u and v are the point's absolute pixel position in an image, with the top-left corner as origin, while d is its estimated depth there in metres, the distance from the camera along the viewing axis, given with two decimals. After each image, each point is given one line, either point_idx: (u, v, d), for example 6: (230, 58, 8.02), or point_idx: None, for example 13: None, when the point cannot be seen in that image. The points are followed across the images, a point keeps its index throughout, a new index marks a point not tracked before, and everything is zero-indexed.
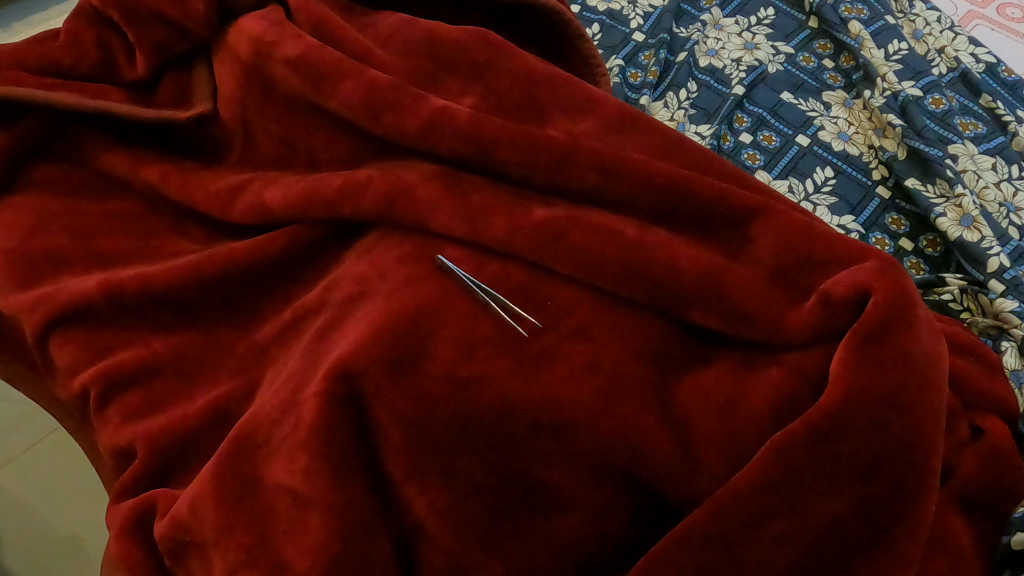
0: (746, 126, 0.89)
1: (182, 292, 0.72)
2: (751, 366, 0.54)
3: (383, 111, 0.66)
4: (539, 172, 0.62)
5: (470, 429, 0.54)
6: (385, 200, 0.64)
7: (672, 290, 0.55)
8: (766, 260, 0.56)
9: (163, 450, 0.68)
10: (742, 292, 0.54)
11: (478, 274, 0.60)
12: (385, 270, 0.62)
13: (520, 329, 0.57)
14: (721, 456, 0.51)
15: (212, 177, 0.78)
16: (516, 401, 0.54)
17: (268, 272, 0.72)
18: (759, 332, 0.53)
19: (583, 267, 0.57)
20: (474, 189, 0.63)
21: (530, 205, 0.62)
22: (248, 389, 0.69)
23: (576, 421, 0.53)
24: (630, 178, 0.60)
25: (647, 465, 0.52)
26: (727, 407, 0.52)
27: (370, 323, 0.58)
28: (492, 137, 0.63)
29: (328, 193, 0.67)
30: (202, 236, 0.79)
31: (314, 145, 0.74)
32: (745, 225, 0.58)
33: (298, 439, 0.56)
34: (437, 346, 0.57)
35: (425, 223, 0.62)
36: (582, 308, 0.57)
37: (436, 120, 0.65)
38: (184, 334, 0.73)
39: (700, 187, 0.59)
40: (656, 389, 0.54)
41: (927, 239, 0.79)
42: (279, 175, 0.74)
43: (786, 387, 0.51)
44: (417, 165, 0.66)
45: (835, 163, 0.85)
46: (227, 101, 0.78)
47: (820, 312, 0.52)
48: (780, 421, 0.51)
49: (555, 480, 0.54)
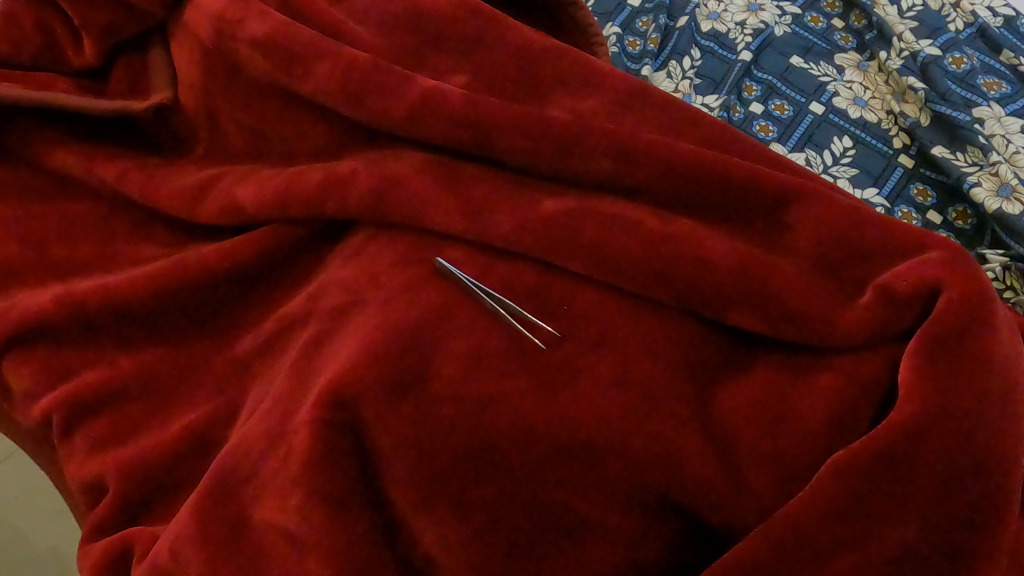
0: (756, 95, 0.82)
1: (149, 305, 0.65)
2: (798, 371, 0.48)
3: (365, 95, 0.59)
4: (545, 159, 0.55)
5: (486, 456, 0.48)
6: (373, 195, 0.57)
7: (704, 289, 0.49)
8: (807, 251, 0.50)
9: (137, 483, 0.61)
10: (788, 290, 0.48)
11: (484, 278, 0.53)
12: (378, 275, 0.56)
13: (536, 340, 0.51)
14: (769, 477, 0.45)
15: (176, 173, 0.70)
16: (536, 423, 0.48)
17: (244, 279, 0.65)
18: (807, 334, 0.47)
19: (602, 265, 0.51)
20: (474, 180, 0.56)
21: (537, 196, 0.55)
22: (230, 411, 0.62)
23: (605, 442, 0.47)
24: (650, 163, 0.53)
25: (688, 491, 0.46)
26: (774, 419, 0.46)
27: (366, 338, 0.52)
28: (491, 122, 0.56)
29: (308, 189, 0.60)
30: (169, 238, 0.72)
31: (290, 136, 0.66)
32: (780, 210, 0.52)
33: (291, 475, 0.50)
34: (443, 363, 0.51)
35: (420, 221, 0.56)
36: (603, 312, 0.51)
37: (426, 104, 0.57)
38: (155, 350, 0.66)
39: (729, 171, 0.52)
40: (692, 401, 0.48)
41: (956, 210, 0.74)
42: (251, 170, 0.67)
43: (841, 395, 0.46)
44: (406, 155, 0.59)
45: (853, 131, 0.79)
46: (188, 88, 0.70)
47: (878, 309, 0.46)
48: (837, 433, 0.45)
49: (583, 508, 0.48)
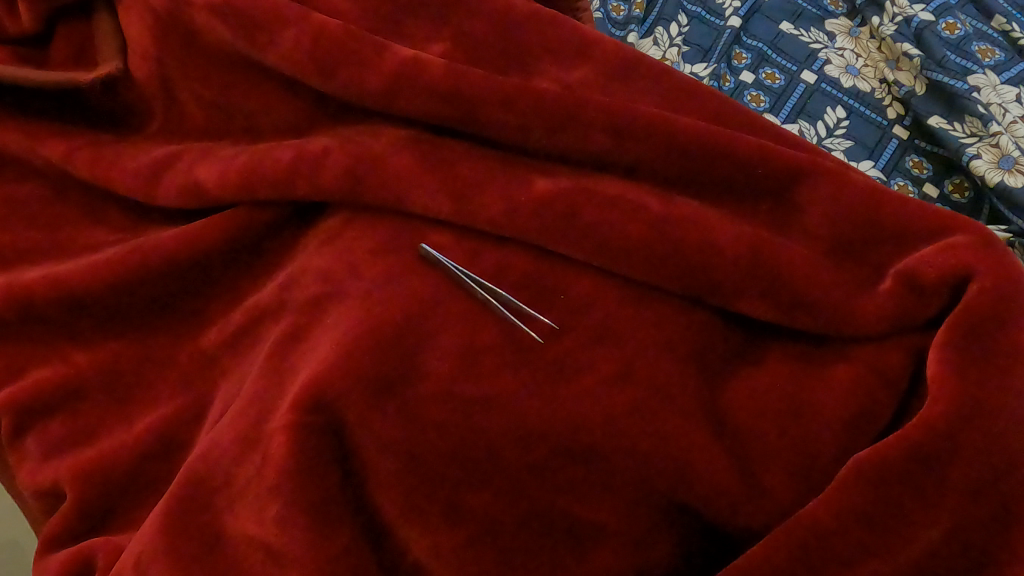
0: (746, 63, 0.79)
1: (105, 296, 0.60)
2: (813, 362, 0.45)
3: (337, 65, 0.54)
4: (535, 135, 0.51)
5: (480, 459, 0.45)
6: (348, 176, 0.52)
7: (711, 276, 0.46)
8: (820, 233, 0.47)
9: (98, 489, 0.56)
10: (804, 276, 0.45)
11: (474, 265, 0.50)
12: (356, 263, 0.51)
13: (533, 332, 0.47)
14: (786, 477, 0.42)
15: (130, 151, 0.64)
16: (534, 422, 0.45)
17: (209, 267, 0.60)
18: (823, 323, 0.44)
19: (602, 251, 0.47)
20: (459, 158, 0.52)
21: (528, 175, 0.52)
22: (199, 410, 0.58)
23: (609, 442, 0.44)
24: (649, 138, 0.50)
25: (697, 492, 0.43)
26: (790, 415, 0.44)
27: (347, 333, 0.48)
28: (476, 94, 0.51)
29: (277, 169, 0.55)
30: (124, 223, 0.66)
31: (255, 110, 0.61)
32: (789, 190, 0.48)
33: (267, 484, 0.46)
34: (431, 358, 0.47)
35: (402, 203, 0.51)
36: (603, 300, 0.47)
37: (404, 75, 0.53)
38: (113, 344, 0.61)
39: (735, 147, 0.49)
40: (702, 395, 0.45)
41: (953, 182, 0.72)
42: (213, 147, 0.62)
43: (860, 387, 0.43)
44: (384, 131, 0.55)
45: (847, 101, 0.75)
46: (140, 58, 0.64)
47: (901, 296, 0.43)
48: (856, 428, 0.42)
49: (586, 511, 0.44)
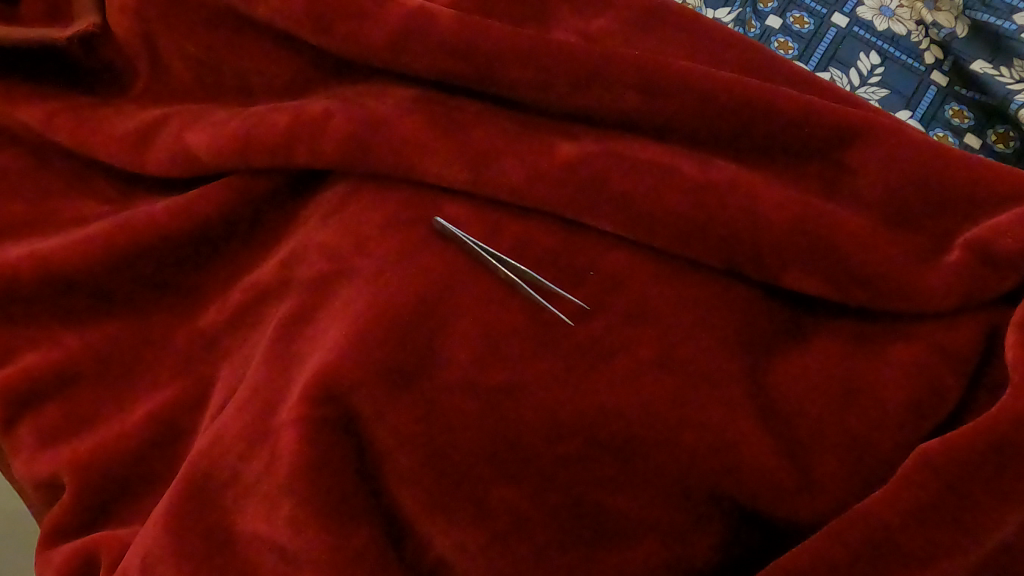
0: (773, 6, 0.72)
1: (95, 275, 0.56)
2: (866, 342, 0.42)
3: (336, 19, 0.49)
4: (557, 94, 0.47)
5: (509, 452, 0.42)
6: (352, 141, 0.48)
7: (757, 248, 0.42)
8: (873, 199, 0.43)
9: (98, 481, 0.53)
10: (859, 246, 0.41)
11: (493, 239, 0.45)
12: (366, 238, 0.47)
13: (561, 313, 0.43)
14: (841, 467, 0.39)
15: (113, 114, 0.59)
16: (565, 412, 0.41)
17: (205, 241, 0.56)
18: (879, 299, 0.40)
19: (635, 223, 0.43)
20: (474, 121, 0.48)
21: (550, 138, 0.47)
22: (201, 394, 0.54)
23: (649, 433, 0.41)
24: (683, 95, 0.45)
25: (744, 485, 0.40)
26: (844, 400, 0.40)
27: (359, 318, 0.44)
28: (491, 49, 0.47)
29: (273, 134, 0.51)
30: (112, 193, 0.62)
31: (249, 68, 0.57)
32: (840, 150, 0.44)
33: (279, 480, 0.43)
34: (451, 344, 0.43)
35: (413, 172, 0.47)
36: (636, 276, 0.43)
37: (411, 28, 0.48)
38: (106, 326, 0.57)
39: (780, 103, 0.44)
40: (747, 379, 0.41)
41: (997, 132, 0.66)
42: (203, 110, 0.57)
43: (922, 369, 0.39)
44: (390, 92, 0.51)
45: (881, 46, 0.69)
46: (120, 13, 0.59)
47: (970, 269, 0.39)
48: (918, 414, 0.39)
49: (624, 505, 0.41)
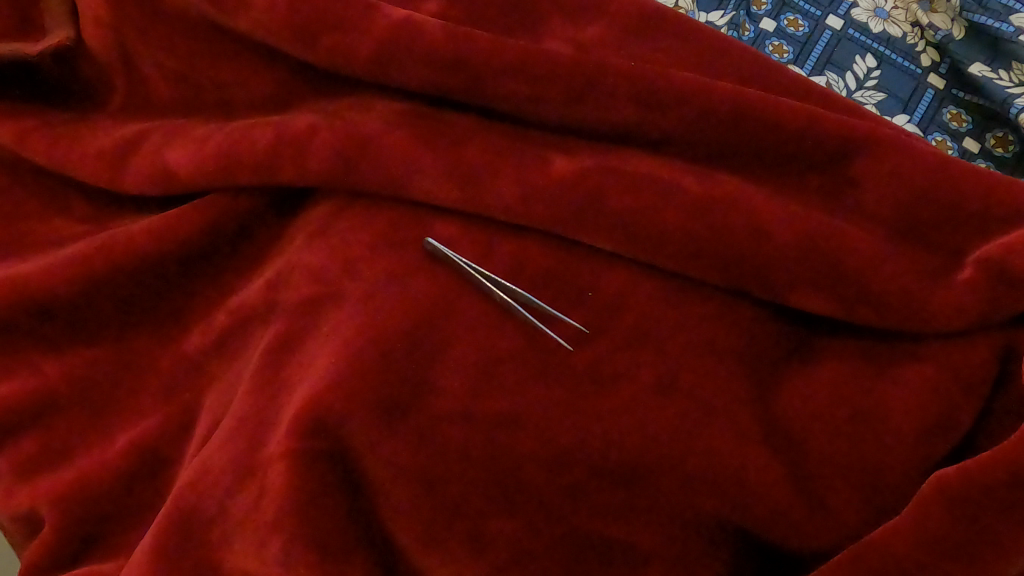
0: (766, 9, 0.70)
1: (74, 299, 0.54)
2: (876, 362, 0.40)
3: (320, 31, 0.47)
4: (549, 107, 0.45)
5: (508, 483, 0.40)
6: (338, 159, 0.46)
7: (760, 267, 0.40)
8: (879, 213, 0.41)
9: (80, 515, 0.51)
10: (867, 264, 0.40)
11: (486, 260, 0.44)
12: (353, 260, 0.45)
13: (558, 337, 0.42)
14: (853, 494, 0.38)
15: (89, 131, 0.57)
16: (565, 441, 0.40)
17: (187, 262, 0.54)
18: (889, 319, 0.39)
19: (634, 242, 0.42)
20: (463, 136, 0.46)
21: (543, 152, 0.46)
22: (185, 422, 0.52)
23: (653, 462, 0.39)
24: (681, 107, 0.44)
25: (751, 513, 0.38)
26: (856, 424, 0.39)
27: (348, 345, 0.42)
28: (481, 62, 0.45)
29: (256, 151, 0.49)
30: (89, 212, 0.59)
31: (230, 82, 0.55)
32: (843, 162, 0.43)
33: (267, 516, 0.41)
34: (445, 371, 0.41)
35: (402, 190, 0.45)
36: (636, 297, 0.42)
37: (397, 40, 0.46)
38: (85, 352, 0.55)
39: (781, 115, 0.43)
40: (752, 402, 0.40)
41: (996, 135, 0.64)
42: (183, 125, 0.55)
43: (935, 391, 0.38)
44: (377, 105, 0.49)
45: (877, 49, 0.68)
46: (93, 26, 0.57)
47: (981, 287, 0.38)
48: (932, 437, 0.38)
49: (627, 536, 0.40)
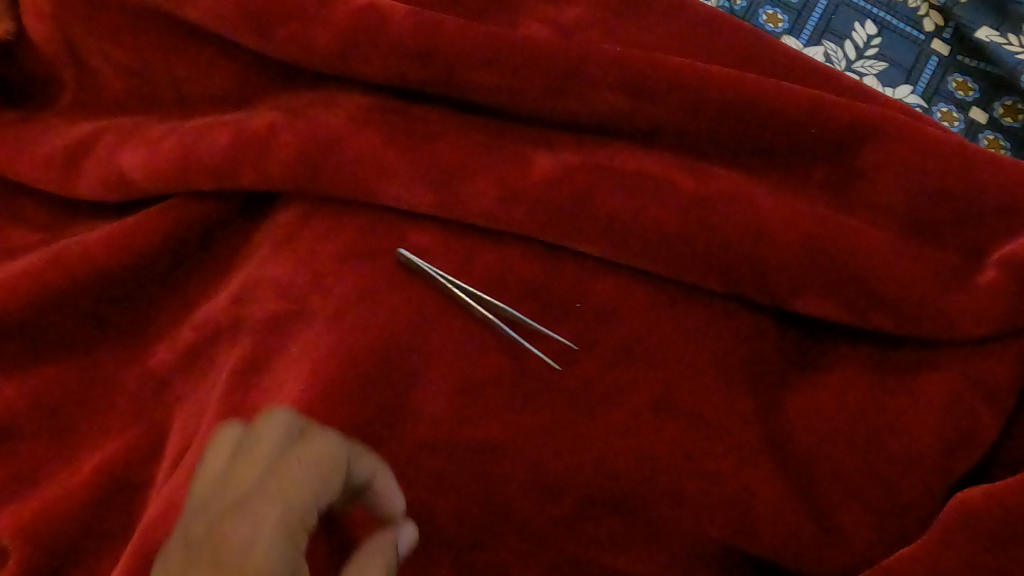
0: None
1: (24, 315, 0.48)
2: (888, 372, 0.37)
3: (275, 20, 0.43)
4: (527, 97, 0.41)
5: (496, 512, 0.37)
6: (302, 162, 0.42)
7: (762, 271, 0.37)
8: (890, 209, 0.38)
9: (40, 556, 0.45)
10: (878, 266, 0.37)
11: (465, 270, 0.40)
12: (323, 272, 0.42)
13: (545, 355, 0.38)
14: (866, 517, 0.35)
15: (38, 133, 0.53)
16: (556, 468, 0.37)
17: (150, 274, 0.50)
18: (905, 325, 0.36)
19: (624, 247, 0.39)
20: (436, 132, 0.42)
21: (523, 148, 0.42)
22: None
23: (651, 488, 0.36)
24: (672, 96, 0.40)
25: (758, 539, 0.36)
26: (869, 440, 0.36)
27: (319, 368, 0.39)
28: (452, 51, 0.41)
29: (212, 154, 0.45)
30: (40, 219, 0.55)
31: (184, 76, 0.50)
32: (850, 152, 0.39)
33: None
34: (424, 395, 0.38)
35: (372, 196, 0.42)
36: (628, 308, 0.39)
37: (360, 29, 0.42)
38: (39, 370, 0.49)
39: (782, 101, 0.39)
40: (756, 419, 0.37)
41: (1004, 104, 0.58)
42: (138, 124, 0.50)
43: (952, 403, 0.35)
44: (341, 100, 0.45)
45: (878, 13, 0.61)
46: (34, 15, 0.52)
47: (1004, 290, 0.35)
48: (951, 456, 0.35)
49: (627, 566, 0.37)
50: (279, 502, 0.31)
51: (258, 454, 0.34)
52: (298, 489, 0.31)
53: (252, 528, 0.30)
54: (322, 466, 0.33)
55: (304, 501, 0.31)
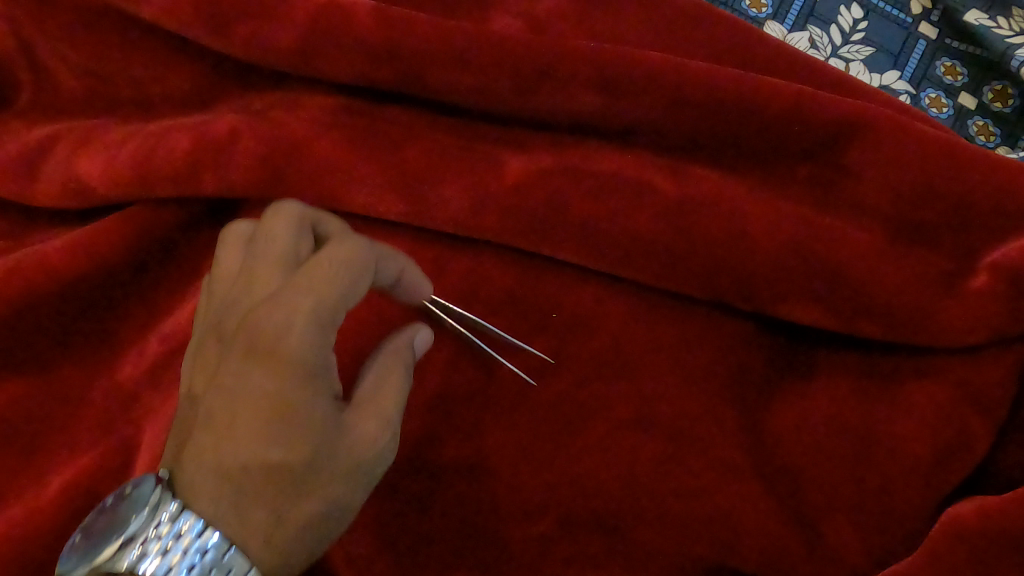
0: None
1: None
2: (875, 381, 0.36)
3: (234, 19, 0.41)
4: (499, 98, 0.39)
5: (474, 535, 0.36)
6: (267, 168, 0.40)
7: (746, 278, 0.36)
8: (878, 210, 0.36)
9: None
10: (867, 270, 0.35)
11: (437, 282, 0.39)
12: None
13: (521, 370, 0.37)
14: (856, 532, 0.34)
15: None
16: (535, 487, 0.36)
17: (112, 285, 0.46)
18: (894, 333, 0.35)
19: (602, 255, 0.37)
20: (404, 135, 0.41)
21: (494, 150, 0.40)
22: None
23: (633, 506, 0.35)
24: (651, 93, 0.38)
25: (747, 556, 0.34)
26: (856, 452, 0.35)
27: None
28: (419, 50, 0.39)
29: (174, 159, 0.42)
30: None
31: (141, 76, 0.48)
32: (836, 150, 0.37)
33: None
34: None
35: (339, 204, 0.40)
36: (605, 319, 0.37)
37: (322, 26, 0.40)
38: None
39: (767, 97, 0.37)
40: (739, 433, 0.36)
41: (994, 89, 0.53)
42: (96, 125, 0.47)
43: (941, 413, 0.34)
44: (304, 102, 0.43)
45: None
46: None
47: (998, 294, 0.34)
48: (943, 467, 0.34)
49: None
50: (306, 298, 0.28)
51: (273, 280, 0.30)
52: (321, 288, 0.29)
53: (284, 319, 0.28)
54: (351, 266, 0.29)
55: (335, 298, 0.29)
